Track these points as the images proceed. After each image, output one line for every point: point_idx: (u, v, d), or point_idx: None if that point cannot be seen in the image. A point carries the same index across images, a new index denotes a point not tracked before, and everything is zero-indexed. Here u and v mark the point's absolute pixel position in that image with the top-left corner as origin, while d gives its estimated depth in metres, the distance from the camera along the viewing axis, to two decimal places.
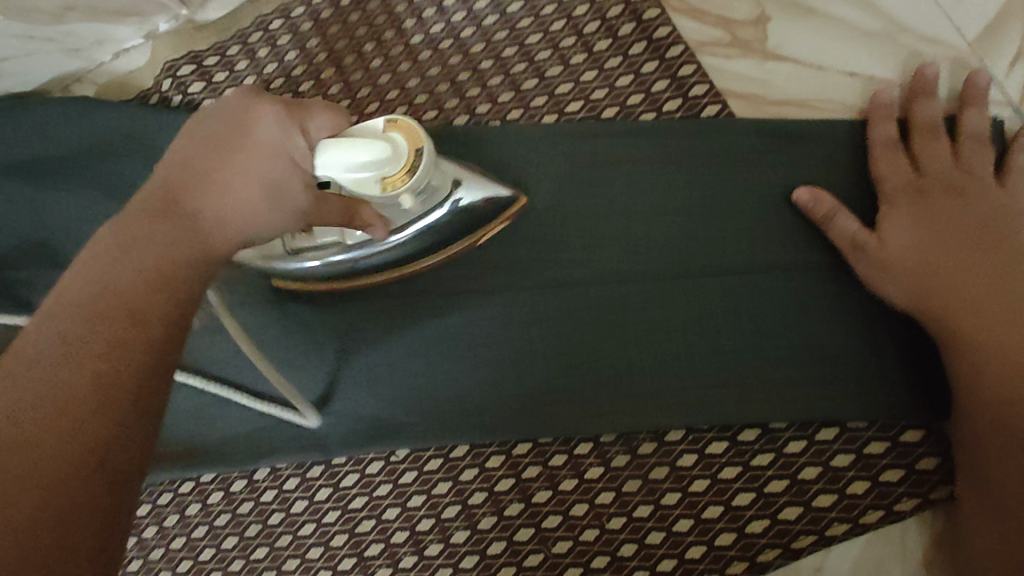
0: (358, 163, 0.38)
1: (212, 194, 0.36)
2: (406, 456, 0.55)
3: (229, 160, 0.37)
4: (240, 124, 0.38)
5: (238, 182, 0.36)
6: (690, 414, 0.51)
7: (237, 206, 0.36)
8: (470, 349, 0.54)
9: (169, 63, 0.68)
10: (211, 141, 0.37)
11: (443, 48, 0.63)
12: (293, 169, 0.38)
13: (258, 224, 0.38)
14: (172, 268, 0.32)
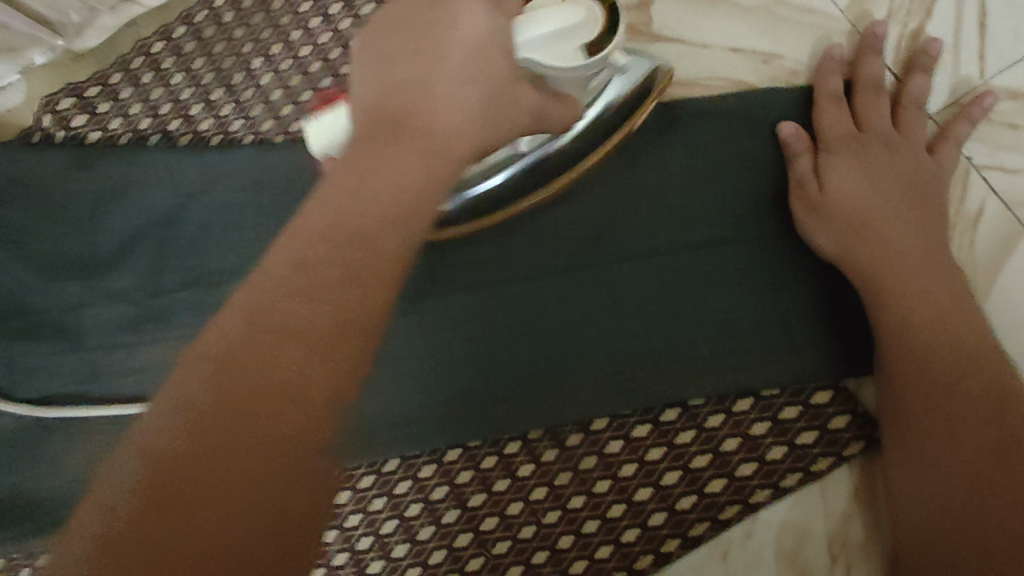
0: (565, 30, 0.38)
1: (423, 103, 0.33)
2: (338, 477, 0.54)
3: (431, 63, 0.34)
4: (433, 23, 0.35)
5: (446, 81, 0.34)
6: (611, 401, 0.51)
7: (437, 107, 0.33)
8: (390, 361, 0.53)
9: (47, 98, 0.65)
10: (399, 48, 0.35)
11: (333, 60, 0.62)
12: (484, 59, 0.35)
13: (468, 115, 0.34)
14: (392, 182, 0.30)
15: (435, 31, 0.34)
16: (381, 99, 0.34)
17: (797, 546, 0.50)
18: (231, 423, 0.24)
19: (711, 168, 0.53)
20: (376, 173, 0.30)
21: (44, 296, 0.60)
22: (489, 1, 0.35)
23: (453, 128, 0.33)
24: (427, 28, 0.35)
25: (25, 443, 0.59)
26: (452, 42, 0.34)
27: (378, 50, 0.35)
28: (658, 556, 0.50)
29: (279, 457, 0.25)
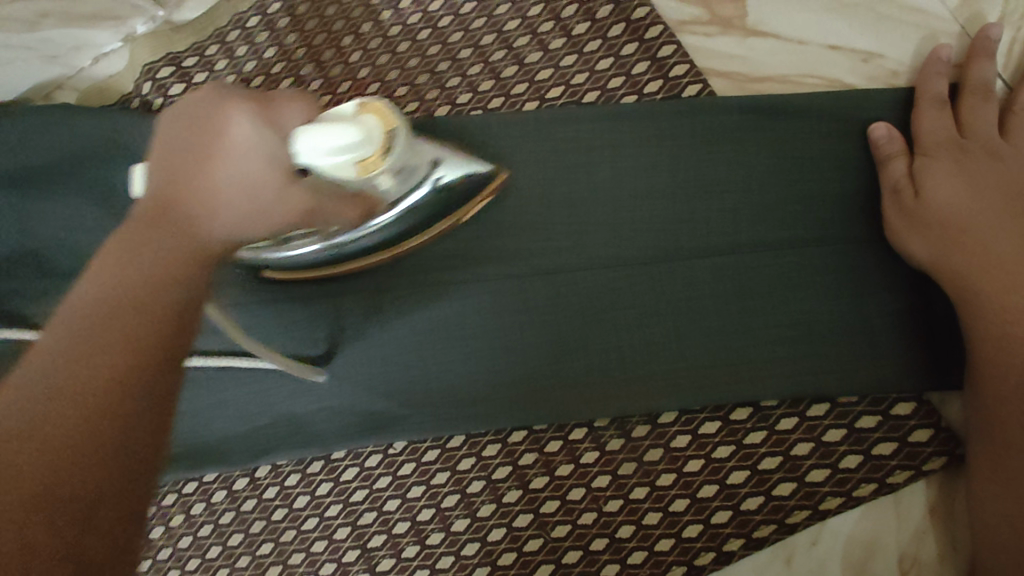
0: (344, 147, 0.36)
1: (200, 198, 0.33)
2: (404, 448, 0.56)
3: (208, 163, 0.34)
4: (205, 125, 0.36)
5: (226, 183, 0.34)
6: (682, 397, 0.51)
7: (226, 195, 0.34)
8: (461, 339, 0.54)
9: (147, 66, 0.68)
10: (181, 148, 0.35)
11: (420, 39, 0.62)
12: (267, 163, 0.36)
13: (262, 203, 0.35)
14: (169, 245, 0.31)
15: (206, 142, 0.35)
16: (167, 188, 0.34)
17: (866, 556, 0.49)
18: (68, 413, 0.25)
19: (800, 167, 0.52)
20: (128, 262, 0.29)
21: None
22: (264, 117, 0.36)
23: (230, 234, 0.34)
24: (195, 128, 0.35)
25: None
26: (231, 148, 0.35)
27: (174, 128, 0.36)
28: (719, 554, 0.49)
29: (116, 425, 0.26)
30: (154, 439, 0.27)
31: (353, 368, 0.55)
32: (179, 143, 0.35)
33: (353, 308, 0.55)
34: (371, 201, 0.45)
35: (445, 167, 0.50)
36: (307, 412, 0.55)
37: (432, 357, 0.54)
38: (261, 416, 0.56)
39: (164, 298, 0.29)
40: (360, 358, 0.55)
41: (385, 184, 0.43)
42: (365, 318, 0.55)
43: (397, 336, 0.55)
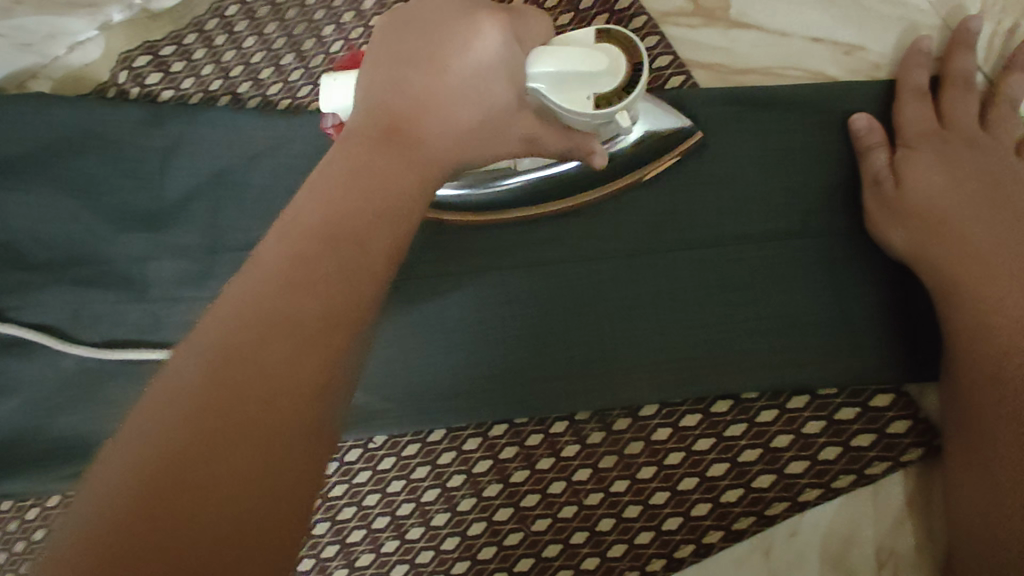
0: (564, 68, 0.38)
1: (420, 111, 0.35)
2: (384, 442, 0.55)
3: (436, 76, 0.36)
4: (457, 32, 0.37)
5: (444, 101, 0.36)
6: (663, 389, 0.51)
7: (436, 121, 0.36)
8: (441, 331, 0.54)
9: (124, 55, 0.66)
10: (407, 53, 0.37)
11: None
12: (495, 84, 0.38)
13: (469, 119, 0.37)
14: (376, 184, 0.32)
15: (433, 55, 0.36)
16: (388, 94, 0.36)
17: (843, 548, 0.49)
18: (199, 437, 0.24)
19: (781, 158, 0.52)
20: (353, 176, 0.31)
21: (113, 247, 0.62)
22: (514, 31, 0.38)
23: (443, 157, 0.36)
24: (417, 39, 0.37)
25: (82, 387, 0.62)
26: (455, 73, 0.36)
27: (406, 35, 0.38)
28: (699, 547, 0.49)
29: (255, 451, 0.24)
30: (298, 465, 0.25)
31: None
32: (413, 54, 0.37)
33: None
34: (585, 145, 0.45)
35: (640, 124, 0.50)
36: None
37: (414, 349, 0.54)
38: None
39: (311, 306, 0.27)
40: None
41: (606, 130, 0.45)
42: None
43: (377, 327, 0.54)
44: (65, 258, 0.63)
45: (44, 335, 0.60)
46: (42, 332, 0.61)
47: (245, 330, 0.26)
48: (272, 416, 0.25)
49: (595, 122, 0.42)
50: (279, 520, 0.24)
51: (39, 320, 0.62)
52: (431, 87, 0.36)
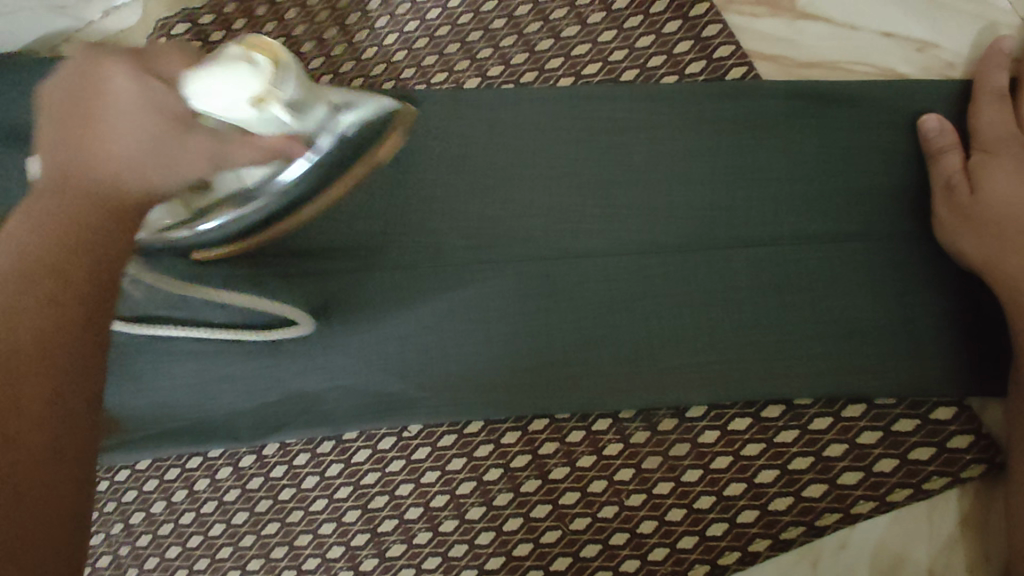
0: (254, 70, 0.33)
1: (109, 162, 0.33)
2: (419, 431, 0.54)
3: (107, 126, 0.33)
4: (90, 86, 0.34)
5: (139, 157, 0.33)
6: (714, 391, 0.49)
7: (125, 174, 0.33)
8: (478, 322, 0.52)
9: (162, 22, 0.64)
10: (66, 111, 0.34)
11: (451, 6, 0.59)
12: (172, 121, 0.34)
13: (190, 175, 0.35)
14: (71, 225, 0.30)
15: (85, 111, 0.34)
16: (91, 158, 0.33)
17: (896, 564, 0.48)
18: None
19: (845, 155, 0.50)
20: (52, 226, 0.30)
21: None
22: (144, 70, 0.35)
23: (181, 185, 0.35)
24: (79, 105, 0.34)
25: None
26: (182, 114, 0.34)
27: (73, 83, 0.35)
28: (744, 555, 0.48)
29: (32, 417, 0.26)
30: (42, 468, 0.26)
31: (365, 343, 0.53)
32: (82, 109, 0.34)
33: (362, 281, 0.52)
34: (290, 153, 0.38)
35: (353, 112, 0.40)
36: (313, 390, 0.54)
37: (452, 338, 0.52)
38: (269, 394, 0.54)
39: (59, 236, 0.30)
40: (368, 333, 0.53)
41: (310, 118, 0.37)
42: (379, 292, 0.52)
43: (414, 312, 0.52)
44: None
45: None
46: None
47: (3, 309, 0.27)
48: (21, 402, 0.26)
49: (298, 129, 0.37)
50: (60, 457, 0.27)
51: None
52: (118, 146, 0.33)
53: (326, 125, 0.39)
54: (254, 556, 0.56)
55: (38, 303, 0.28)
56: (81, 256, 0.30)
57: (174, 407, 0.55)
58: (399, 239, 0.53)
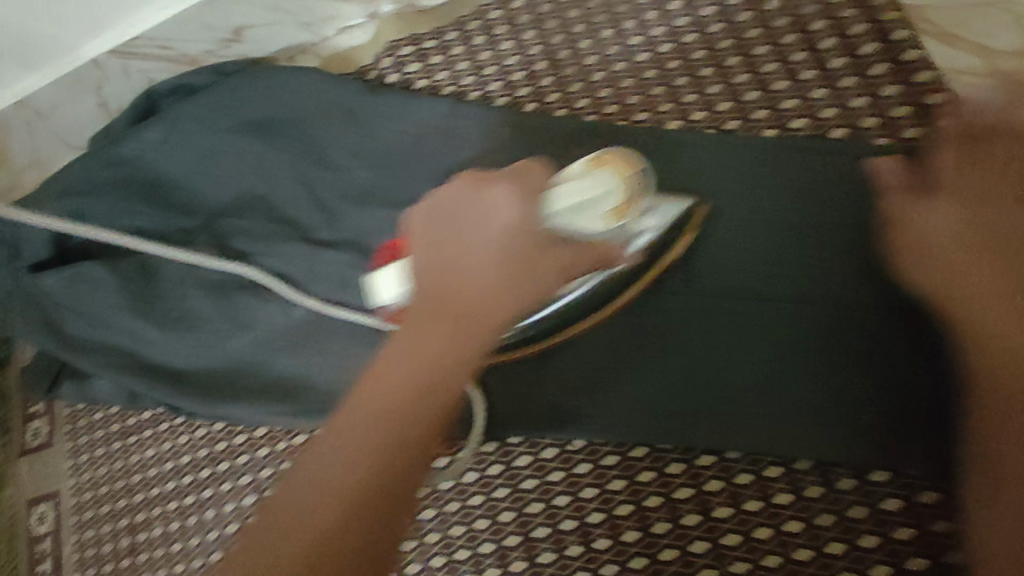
0: (578, 201, 0.52)
1: (458, 272, 0.46)
2: (581, 447, 0.57)
3: (461, 242, 0.48)
4: (472, 204, 0.49)
5: (479, 269, 0.46)
6: (899, 455, 0.49)
7: (469, 280, 0.46)
8: (656, 349, 0.56)
9: (392, 44, 0.74)
10: (455, 219, 0.49)
11: (661, 53, 0.64)
12: (507, 241, 0.48)
13: (504, 296, 0.46)
14: (461, 315, 0.44)
15: (474, 216, 0.48)
16: (446, 279, 0.46)
17: None
18: (339, 469, 0.38)
19: None
20: (407, 349, 0.42)
21: (351, 217, 0.68)
22: (519, 194, 0.49)
23: (497, 300, 0.46)
24: (466, 213, 0.49)
25: (300, 333, 0.68)
26: (486, 231, 0.48)
27: (457, 194, 0.49)
28: None
29: (347, 514, 0.37)
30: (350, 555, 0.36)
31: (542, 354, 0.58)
32: (452, 237, 0.48)
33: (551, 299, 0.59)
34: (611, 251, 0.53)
35: (651, 219, 0.55)
36: (490, 389, 0.59)
37: (625, 359, 0.57)
38: None
39: (440, 364, 0.41)
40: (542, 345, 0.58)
41: (630, 228, 0.54)
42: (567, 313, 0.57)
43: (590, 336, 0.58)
44: (308, 219, 0.70)
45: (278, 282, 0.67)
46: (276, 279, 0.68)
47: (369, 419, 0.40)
48: (338, 500, 0.37)
49: (620, 233, 0.54)
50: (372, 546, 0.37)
51: (274, 268, 0.69)
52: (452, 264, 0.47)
53: (646, 221, 0.55)
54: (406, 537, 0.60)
55: (417, 420, 0.40)
56: (441, 375, 0.41)
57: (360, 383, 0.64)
58: None
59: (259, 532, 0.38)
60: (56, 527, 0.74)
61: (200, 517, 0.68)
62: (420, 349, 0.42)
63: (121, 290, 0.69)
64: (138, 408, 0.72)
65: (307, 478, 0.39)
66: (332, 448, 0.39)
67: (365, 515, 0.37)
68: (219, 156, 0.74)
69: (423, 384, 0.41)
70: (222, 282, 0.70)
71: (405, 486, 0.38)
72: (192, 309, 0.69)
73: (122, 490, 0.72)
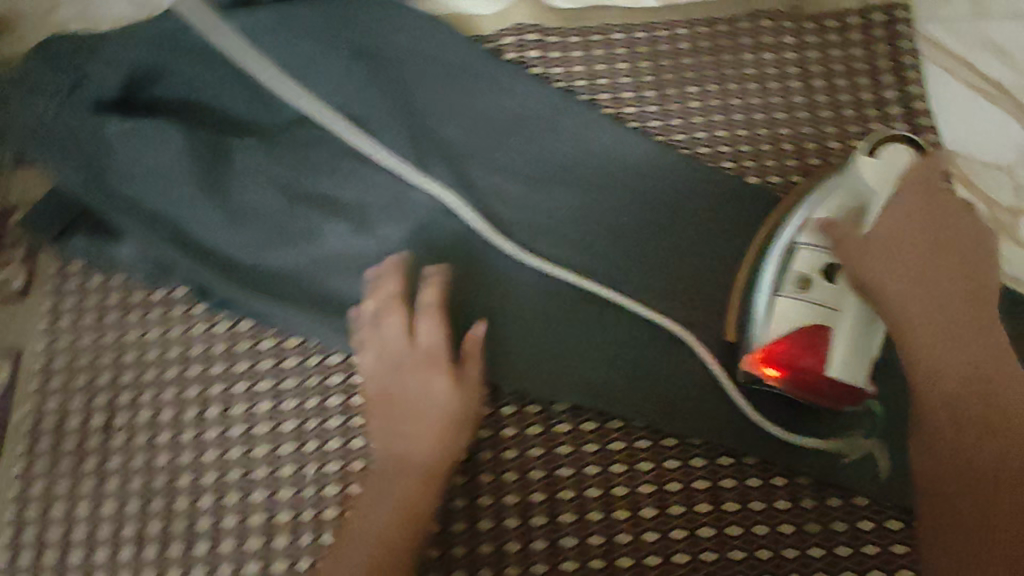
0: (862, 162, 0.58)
1: (960, 244, 0.52)
2: (616, 427, 0.64)
3: (924, 190, 0.54)
4: (916, 174, 0.55)
5: (950, 233, 0.53)
6: (877, 489, 0.59)
7: (952, 231, 0.53)
8: (695, 362, 0.63)
9: (518, 24, 0.75)
10: (926, 184, 0.54)
11: (754, 119, 0.73)
12: (942, 206, 0.54)
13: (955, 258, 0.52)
14: (941, 300, 0.50)
15: (918, 186, 0.54)
16: (912, 205, 0.54)
17: None
18: (395, 462, 0.58)
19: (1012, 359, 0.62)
20: (927, 288, 0.51)
21: (441, 172, 0.68)
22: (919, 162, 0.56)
23: (971, 245, 0.53)
24: (925, 184, 0.54)
25: (358, 263, 0.67)
26: (909, 180, 0.54)
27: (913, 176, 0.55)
28: None
29: (419, 486, 0.57)
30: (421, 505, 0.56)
31: (598, 343, 0.65)
32: (925, 199, 0.54)
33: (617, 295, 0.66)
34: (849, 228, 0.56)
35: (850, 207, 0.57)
36: (545, 363, 0.64)
37: (670, 367, 0.64)
38: (496, 350, 0.65)
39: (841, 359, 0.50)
40: (604, 332, 0.65)
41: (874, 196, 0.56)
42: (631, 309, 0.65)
43: (648, 335, 0.64)
44: (395, 159, 0.68)
45: (356, 213, 0.67)
46: (350, 208, 0.67)
47: (411, 414, 0.59)
48: (398, 485, 0.57)
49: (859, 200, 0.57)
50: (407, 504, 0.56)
51: (346, 194, 0.68)
52: (896, 290, 0.51)
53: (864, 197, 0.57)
54: None
55: (394, 458, 0.58)
56: (930, 365, 0.49)
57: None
58: (659, 276, 0.66)
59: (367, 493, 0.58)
60: (6, 389, 0.66)
61: (204, 413, 0.65)
62: (911, 301, 0.51)
63: (184, 163, 0.64)
64: (162, 283, 0.67)
65: (390, 441, 0.59)
66: (408, 442, 0.58)
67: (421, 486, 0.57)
68: (308, 64, 0.68)
69: (936, 428, 0.48)
70: (291, 189, 0.67)
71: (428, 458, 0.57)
72: (255, 209, 0.66)
73: (105, 366, 0.67)
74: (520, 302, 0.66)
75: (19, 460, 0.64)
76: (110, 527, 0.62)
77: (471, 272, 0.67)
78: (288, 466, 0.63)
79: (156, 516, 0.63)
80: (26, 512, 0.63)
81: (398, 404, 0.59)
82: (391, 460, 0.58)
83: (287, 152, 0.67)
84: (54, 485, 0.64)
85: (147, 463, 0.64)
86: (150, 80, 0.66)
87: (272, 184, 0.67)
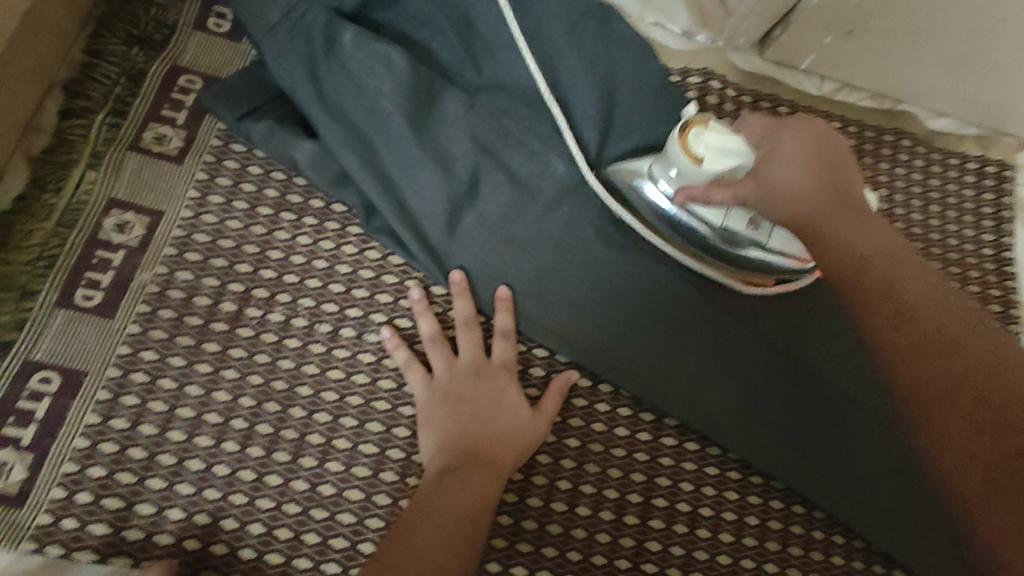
0: (715, 152, 0.59)
1: (774, 156, 0.58)
2: (714, 455, 0.69)
3: (770, 136, 0.59)
4: (766, 133, 0.59)
5: (772, 162, 0.57)
6: (918, 564, 0.66)
7: (773, 150, 0.58)
8: (799, 418, 0.68)
9: (704, 69, 0.83)
10: (766, 141, 0.59)
11: (880, 220, 0.81)
12: (781, 135, 0.59)
13: (799, 169, 0.56)
14: (808, 213, 0.55)
15: (766, 129, 0.59)
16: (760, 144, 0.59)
17: None
18: (461, 448, 0.59)
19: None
20: (800, 206, 0.55)
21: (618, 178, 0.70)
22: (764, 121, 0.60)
23: (777, 140, 0.58)
24: (803, 135, 0.59)
25: (524, 238, 0.68)
26: (759, 144, 0.59)
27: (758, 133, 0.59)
28: None
29: (483, 470, 0.58)
30: (484, 486, 0.58)
31: (720, 375, 0.68)
32: (767, 156, 0.58)
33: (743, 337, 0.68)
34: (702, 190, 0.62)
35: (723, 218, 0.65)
36: (669, 378, 0.67)
37: (778, 416, 0.68)
38: (627, 354, 0.67)
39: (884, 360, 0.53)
40: (731, 379, 0.68)
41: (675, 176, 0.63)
42: (758, 367, 0.68)
43: (762, 385, 0.68)
44: (578, 151, 0.70)
45: (532, 191, 0.68)
46: (526, 184, 0.68)
47: (483, 401, 0.62)
48: (466, 468, 0.58)
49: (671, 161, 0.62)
50: (481, 483, 0.58)
51: (524, 167, 0.68)
52: (765, 178, 0.57)
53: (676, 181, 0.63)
54: (544, 451, 0.65)
55: (468, 442, 0.59)
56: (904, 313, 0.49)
57: (560, 321, 0.67)
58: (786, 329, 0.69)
59: (426, 490, 0.57)
60: (139, 247, 0.63)
61: (336, 329, 0.64)
62: (837, 245, 0.53)
63: (395, 86, 0.65)
64: (332, 194, 0.66)
65: (455, 427, 0.60)
66: (467, 424, 0.60)
67: (482, 473, 0.58)
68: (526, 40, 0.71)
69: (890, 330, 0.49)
70: (481, 146, 0.67)
71: (499, 443, 0.60)
72: (441, 155, 0.66)
73: (249, 256, 0.65)
74: (660, 325, 0.68)
75: (135, 319, 0.61)
76: (217, 417, 0.60)
77: (620, 277, 0.68)
78: (411, 406, 0.63)
79: (267, 418, 0.60)
80: (129, 376, 0.59)
81: (464, 403, 0.61)
82: (448, 457, 0.59)
83: (484, 113, 0.68)
84: (167, 357, 0.60)
85: (270, 363, 0.62)
86: (388, 9, 0.70)
87: (463, 138, 0.67)
